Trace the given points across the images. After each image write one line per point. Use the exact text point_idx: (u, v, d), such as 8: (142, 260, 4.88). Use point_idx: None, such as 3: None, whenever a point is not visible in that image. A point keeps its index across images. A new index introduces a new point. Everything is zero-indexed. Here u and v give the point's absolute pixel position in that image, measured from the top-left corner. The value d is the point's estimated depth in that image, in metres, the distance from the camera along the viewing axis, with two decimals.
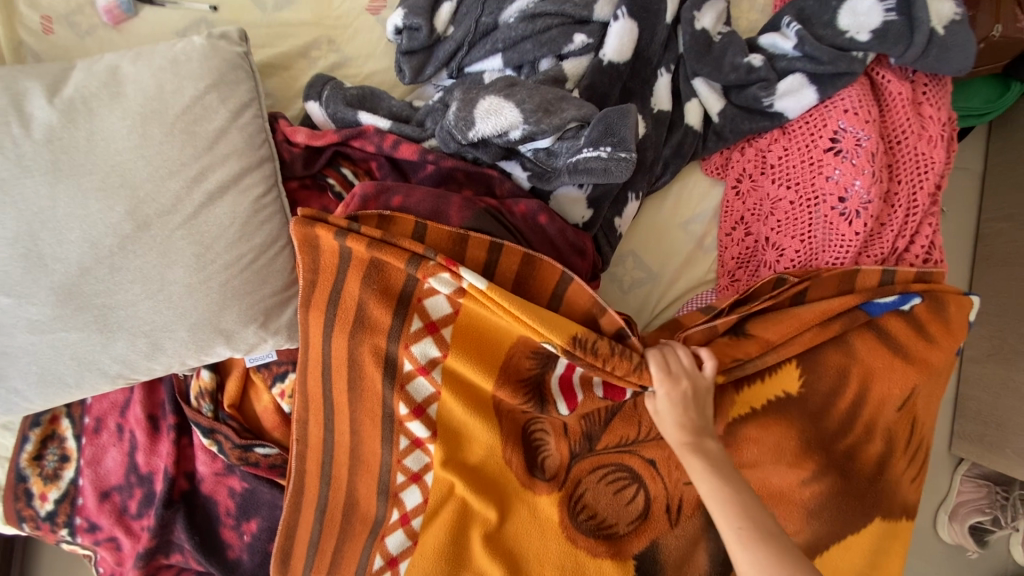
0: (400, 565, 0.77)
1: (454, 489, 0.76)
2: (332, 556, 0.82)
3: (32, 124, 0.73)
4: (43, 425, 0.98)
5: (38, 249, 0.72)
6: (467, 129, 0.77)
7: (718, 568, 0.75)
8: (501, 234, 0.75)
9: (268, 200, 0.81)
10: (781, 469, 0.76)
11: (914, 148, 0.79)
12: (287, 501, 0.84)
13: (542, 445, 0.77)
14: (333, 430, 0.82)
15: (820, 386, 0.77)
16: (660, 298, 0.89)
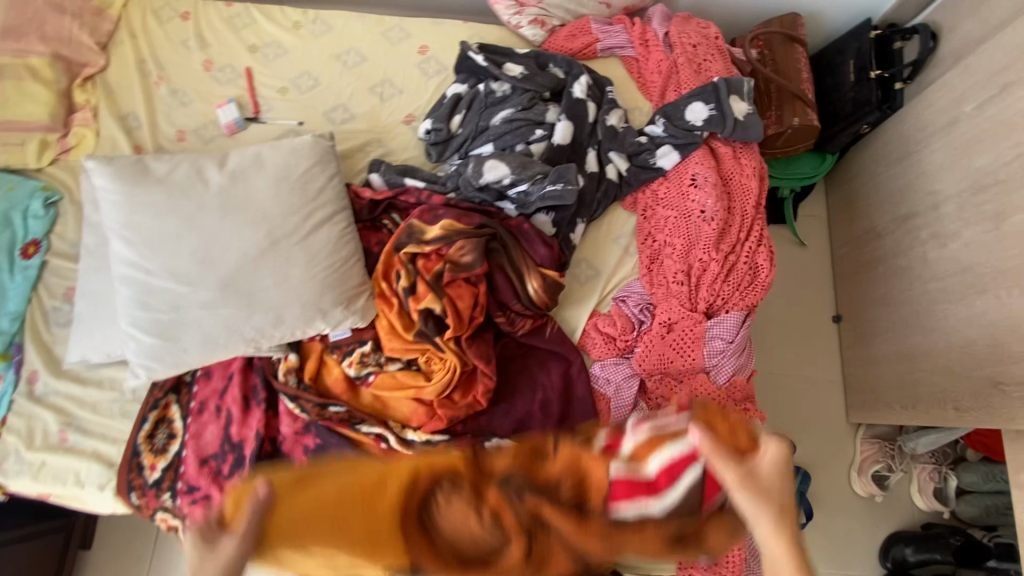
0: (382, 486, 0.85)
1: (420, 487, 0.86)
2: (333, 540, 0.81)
3: (209, 184, 1.19)
4: (159, 409, 1.31)
5: (211, 256, 1.14)
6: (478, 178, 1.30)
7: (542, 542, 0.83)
8: (501, 232, 1.27)
9: (349, 231, 1.25)
10: (629, 539, 0.81)
11: (740, 181, 1.34)
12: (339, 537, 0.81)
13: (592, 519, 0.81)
14: (382, 521, 0.81)
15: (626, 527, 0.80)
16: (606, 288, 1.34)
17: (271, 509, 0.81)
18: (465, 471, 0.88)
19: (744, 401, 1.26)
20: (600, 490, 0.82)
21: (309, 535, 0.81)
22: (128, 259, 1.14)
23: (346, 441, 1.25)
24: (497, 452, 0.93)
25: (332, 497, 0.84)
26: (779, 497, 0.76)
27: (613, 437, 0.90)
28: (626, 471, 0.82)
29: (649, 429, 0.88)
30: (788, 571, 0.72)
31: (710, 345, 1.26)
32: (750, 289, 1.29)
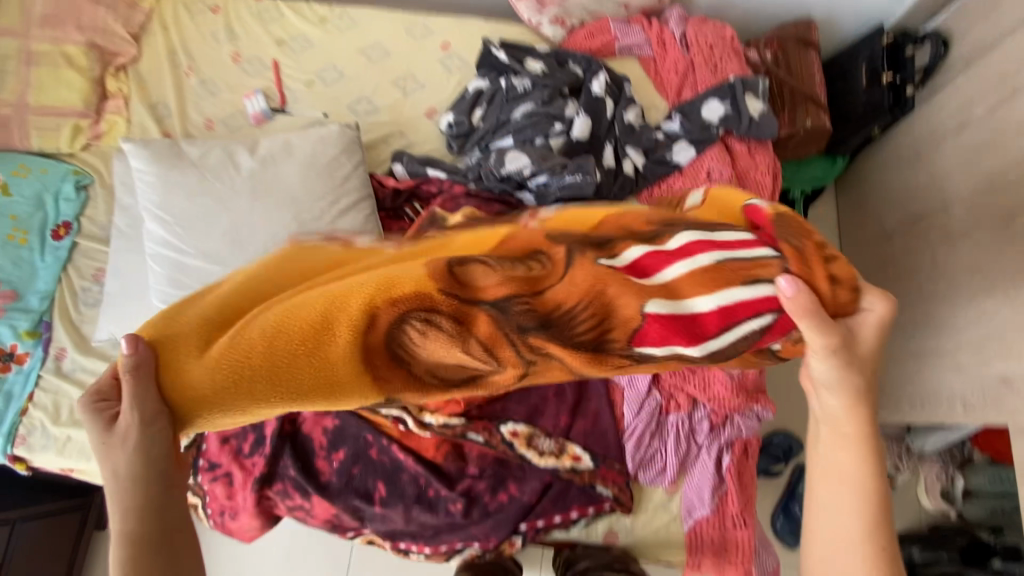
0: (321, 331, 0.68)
1: (371, 317, 0.69)
2: (251, 389, 0.68)
3: (241, 169, 1.22)
4: None
5: (240, 236, 1.17)
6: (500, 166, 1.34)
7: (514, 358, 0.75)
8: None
9: (372, 217, 1.28)
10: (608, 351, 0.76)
11: (754, 178, 1.38)
12: (264, 386, 0.68)
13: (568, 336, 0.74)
14: (321, 340, 0.69)
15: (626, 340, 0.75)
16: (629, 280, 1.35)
17: (186, 364, 0.68)
18: (440, 295, 0.70)
19: (756, 393, 1.24)
20: (639, 324, 0.73)
21: (221, 360, 0.67)
22: (161, 237, 1.18)
23: (365, 423, 1.28)
24: (483, 264, 0.73)
25: (259, 344, 0.68)
26: (864, 372, 0.79)
27: (665, 249, 0.75)
28: (672, 309, 0.73)
29: (736, 253, 0.73)
30: (855, 436, 0.81)
31: None
32: None
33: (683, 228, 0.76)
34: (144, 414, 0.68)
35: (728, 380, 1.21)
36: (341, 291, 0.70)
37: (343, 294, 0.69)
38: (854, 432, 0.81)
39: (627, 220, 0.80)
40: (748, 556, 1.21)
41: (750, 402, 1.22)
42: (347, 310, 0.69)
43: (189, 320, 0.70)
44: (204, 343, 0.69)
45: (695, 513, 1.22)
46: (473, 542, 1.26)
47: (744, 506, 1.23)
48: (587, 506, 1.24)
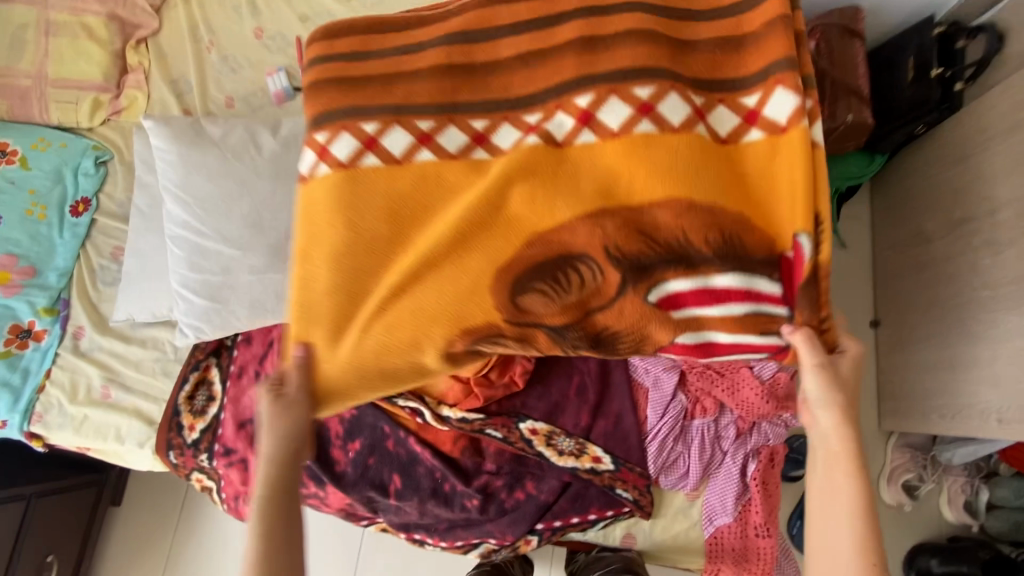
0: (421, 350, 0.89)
1: (455, 336, 0.88)
2: (370, 381, 0.90)
3: (263, 150, 1.18)
4: (200, 371, 1.33)
5: (262, 221, 1.14)
6: None
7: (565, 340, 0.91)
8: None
9: None
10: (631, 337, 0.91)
11: None
12: (379, 384, 0.91)
13: (601, 335, 0.91)
14: (420, 340, 0.88)
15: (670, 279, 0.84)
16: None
17: (324, 362, 0.89)
18: (508, 326, 0.88)
19: (788, 401, 1.17)
20: (665, 344, 0.91)
21: (348, 359, 0.88)
22: (182, 220, 1.15)
23: (382, 413, 1.26)
24: (542, 290, 0.86)
25: (372, 359, 0.88)
26: (850, 394, 0.87)
27: (713, 289, 0.84)
28: (695, 342, 0.90)
29: (760, 304, 0.84)
30: (837, 447, 0.85)
31: None
32: None
33: (735, 270, 0.82)
34: (292, 411, 0.88)
35: (759, 385, 1.15)
36: (427, 319, 0.87)
37: (433, 323, 0.87)
38: (842, 450, 0.85)
39: (677, 213, 0.80)
40: (770, 565, 1.17)
41: (781, 410, 1.16)
42: (431, 336, 0.88)
43: (305, 327, 0.88)
44: (332, 340, 0.88)
45: (717, 519, 1.19)
46: (489, 537, 1.24)
47: (769, 514, 1.18)
48: (605, 508, 1.21)
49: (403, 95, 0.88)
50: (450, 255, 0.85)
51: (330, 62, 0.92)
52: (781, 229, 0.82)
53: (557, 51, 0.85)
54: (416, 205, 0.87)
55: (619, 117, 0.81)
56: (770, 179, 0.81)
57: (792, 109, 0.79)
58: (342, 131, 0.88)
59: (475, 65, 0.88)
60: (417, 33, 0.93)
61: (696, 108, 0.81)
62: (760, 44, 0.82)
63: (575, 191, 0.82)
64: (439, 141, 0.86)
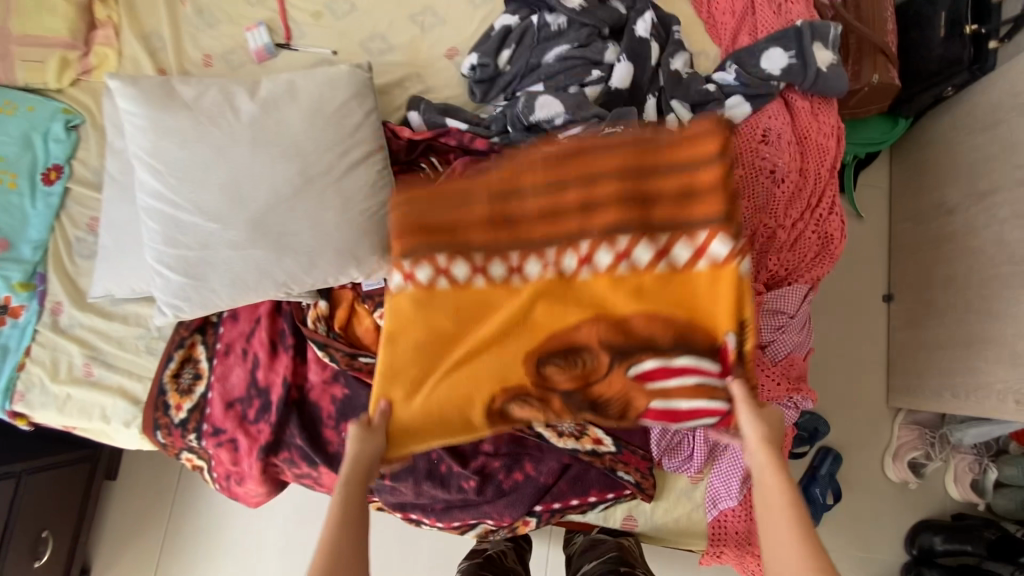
0: (478, 400, 0.91)
1: (498, 392, 0.92)
2: (425, 429, 0.89)
3: (241, 113, 1.10)
4: (185, 348, 1.27)
5: (240, 191, 1.06)
6: (529, 113, 1.21)
7: (578, 407, 0.94)
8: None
9: (386, 173, 1.16)
10: (620, 402, 0.94)
11: (815, 141, 1.21)
12: (438, 430, 0.90)
13: (604, 403, 0.94)
14: (473, 393, 0.91)
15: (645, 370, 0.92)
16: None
17: (396, 417, 0.89)
18: (533, 389, 0.93)
19: (798, 382, 1.14)
20: (642, 411, 0.95)
21: (412, 404, 0.89)
22: (154, 189, 1.07)
23: None
24: (558, 364, 0.93)
25: (435, 409, 0.90)
26: (772, 422, 0.87)
27: (670, 366, 0.91)
28: (665, 408, 0.93)
29: (700, 376, 0.91)
30: (762, 457, 0.82)
31: (769, 318, 1.13)
32: (816, 261, 1.18)
33: (684, 354, 0.91)
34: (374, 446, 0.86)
35: (771, 366, 1.12)
36: (483, 376, 0.91)
37: (480, 386, 0.91)
38: (762, 453, 0.83)
39: (646, 319, 0.91)
40: None
41: (792, 391, 1.13)
42: (481, 396, 0.91)
43: (386, 384, 0.89)
44: (408, 390, 0.89)
45: (720, 503, 1.15)
46: (487, 519, 1.19)
47: None
48: (606, 490, 1.16)
49: (457, 234, 0.92)
50: (495, 341, 0.92)
51: (395, 199, 0.93)
52: (716, 329, 0.90)
53: (566, 193, 0.92)
54: (477, 305, 0.91)
55: (608, 259, 0.91)
56: (712, 302, 0.89)
57: (729, 250, 0.87)
58: (422, 258, 0.90)
59: (513, 211, 0.92)
60: (471, 180, 0.94)
61: (661, 246, 0.90)
62: (708, 198, 0.88)
63: (580, 305, 0.92)
64: (489, 271, 0.92)
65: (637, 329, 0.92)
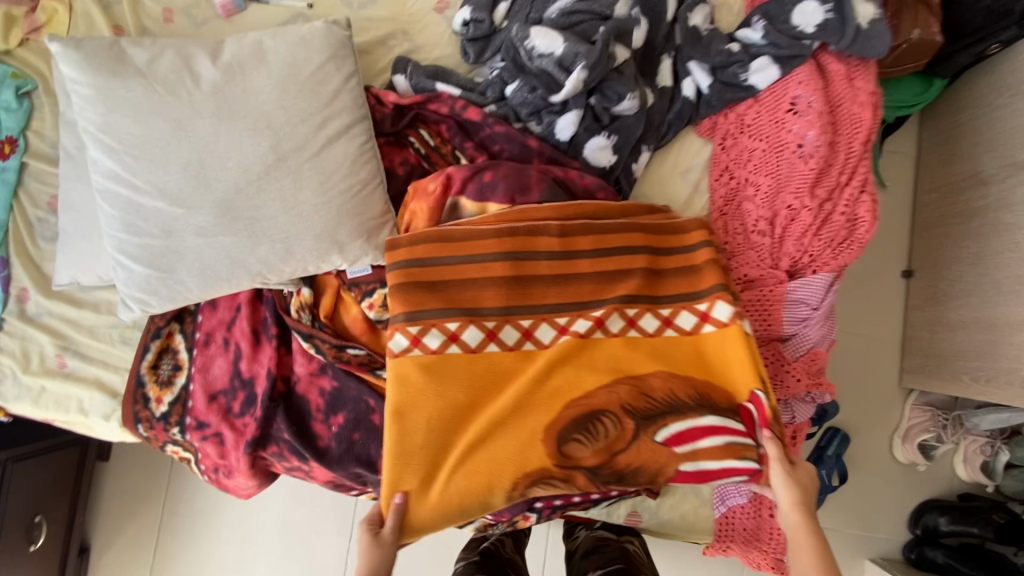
0: (495, 482, 0.92)
1: (521, 471, 0.93)
2: (445, 507, 0.92)
3: (201, 80, 0.97)
4: (162, 338, 1.20)
5: (204, 171, 0.96)
6: (525, 42, 1.07)
7: (605, 480, 0.95)
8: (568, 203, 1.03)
9: (369, 147, 1.04)
10: (651, 466, 0.94)
11: (850, 110, 1.08)
12: (456, 510, 0.92)
13: (627, 473, 0.95)
14: (492, 471, 0.92)
15: (673, 429, 0.94)
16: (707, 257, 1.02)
17: (414, 509, 0.91)
18: (557, 468, 0.93)
19: (818, 376, 1.07)
20: (672, 474, 0.95)
21: (427, 485, 0.92)
22: (108, 170, 0.97)
23: (366, 386, 1.15)
24: (579, 439, 0.94)
25: (456, 495, 0.92)
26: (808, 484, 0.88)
27: (700, 426, 0.94)
28: (692, 468, 0.94)
29: (730, 437, 0.93)
30: (795, 518, 0.84)
31: (790, 308, 1.05)
32: (845, 246, 1.05)
33: (708, 413, 0.94)
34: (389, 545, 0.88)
35: (791, 360, 1.06)
36: (502, 458, 0.92)
37: (500, 469, 0.92)
38: (794, 510, 0.84)
39: (664, 378, 0.96)
40: (782, 546, 1.10)
41: (811, 386, 1.07)
42: (502, 480, 0.92)
43: (400, 476, 0.91)
44: (424, 483, 0.92)
45: (729, 501, 1.12)
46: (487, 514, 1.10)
47: None
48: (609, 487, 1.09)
49: (469, 299, 0.97)
50: (511, 418, 0.93)
51: (400, 264, 0.97)
52: (737, 390, 0.96)
53: (576, 251, 0.99)
54: (494, 380, 0.95)
55: (618, 325, 0.98)
56: (727, 366, 0.96)
57: (733, 313, 0.95)
58: (431, 325, 0.95)
59: (524, 277, 0.98)
60: (478, 238, 0.97)
61: (665, 317, 0.99)
62: (709, 270, 0.98)
63: (600, 375, 0.95)
64: (501, 336, 0.96)
65: (654, 395, 0.95)
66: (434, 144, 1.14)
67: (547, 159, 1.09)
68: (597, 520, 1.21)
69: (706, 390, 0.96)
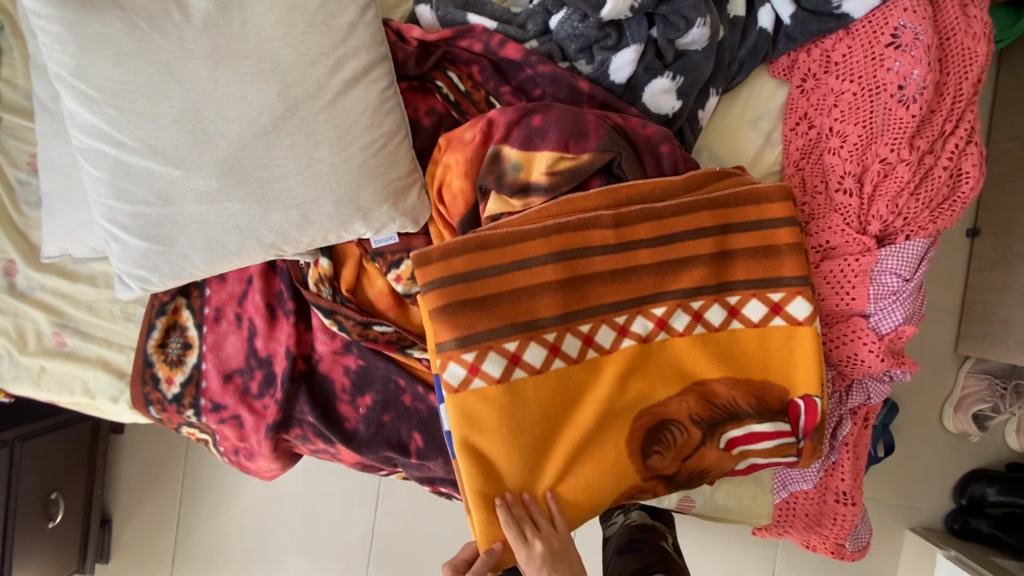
0: (591, 495, 0.89)
1: (616, 478, 0.89)
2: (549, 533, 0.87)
3: (190, 12, 0.81)
4: (168, 315, 1.09)
5: (203, 125, 0.81)
6: None
7: (686, 481, 0.94)
8: (628, 153, 0.87)
9: (392, 93, 0.88)
10: (713, 468, 0.94)
11: (961, 43, 0.90)
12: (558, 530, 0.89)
13: (701, 475, 0.94)
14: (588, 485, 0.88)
15: (729, 434, 0.92)
16: (783, 228, 0.88)
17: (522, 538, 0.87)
18: (646, 477, 0.91)
19: (899, 355, 0.95)
20: (727, 471, 0.96)
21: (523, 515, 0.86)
22: (89, 125, 0.83)
23: (395, 364, 1.05)
24: (657, 446, 0.90)
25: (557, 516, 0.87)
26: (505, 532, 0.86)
27: (754, 433, 0.91)
28: (743, 467, 0.95)
29: (781, 439, 0.91)
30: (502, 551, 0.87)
31: (876, 283, 0.92)
32: (944, 207, 0.92)
33: (764, 421, 0.91)
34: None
35: (875, 338, 0.92)
36: (594, 470, 0.88)
37: (602, 488, 0.89)
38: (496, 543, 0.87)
39: (728, 385, 0.90)
40: (846, 531, 1.01)
41: (893, 366, 0.95)
42: (600, 490, 0.89)
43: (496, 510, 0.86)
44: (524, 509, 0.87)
45: (791, 486, 1.04)
46: None
47: (855, 480, 1.00)
48: None
49: (524, 311, 0.85)
50: (593, 442, 0.88)
51: (437, 283, 0.84)
52: (793, 387, 0.90)
53: (637, 242, 0.87)
54: (565, 387, 0.87)
55: (683, 322, 0.88)
56: (791, 363, 0.89)
57: (811, 311, 0.87)
58: (489, 348, 0.84)
59: (577, 278, 0.86)
60: (524, 241, 0.85)
61: (732, 306, 0.88)
62: (789, 255, 0.88)
63: (666, 377, 0.89)
64: (564, 348, 0.86)
65: (718, 399, 0.90)
66: (465, 88, 0.98)
67: (599, 105, 0.94)
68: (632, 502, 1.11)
69: (772, 391, 0.90)
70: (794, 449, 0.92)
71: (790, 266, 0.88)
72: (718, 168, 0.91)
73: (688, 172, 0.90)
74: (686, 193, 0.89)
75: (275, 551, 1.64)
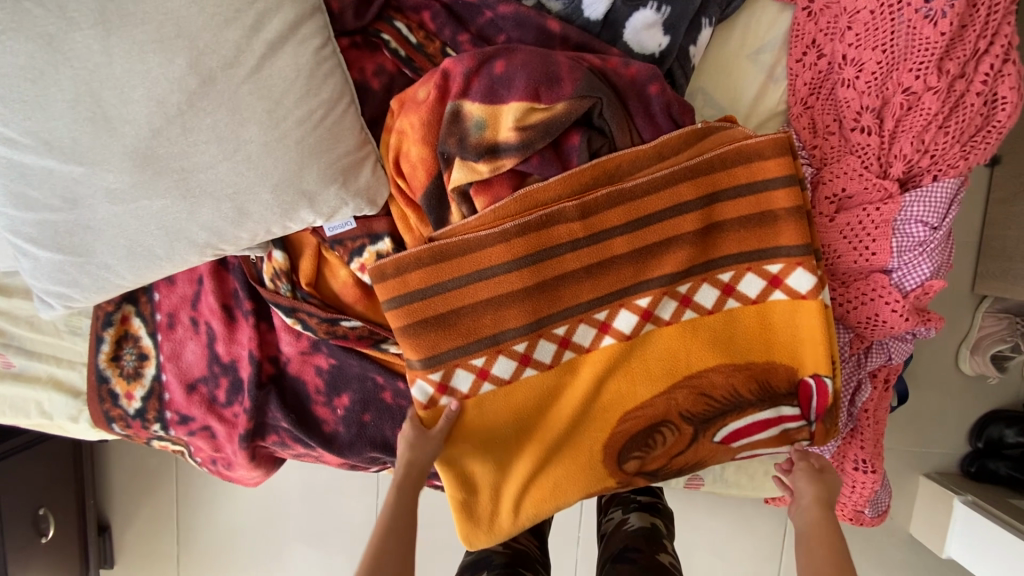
0: (573, 493, 0.83)
1: (598, 476, 0.83)
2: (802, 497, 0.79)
3: None
4: (116, 325, 0.99)
5: (103, 111, 0.69)
6: None
7: (681, 473, 0.86)
8: (610, 97, 0.74)
9: (328, 53, 0.75)
10: (710, 459, 0.86)
11: None
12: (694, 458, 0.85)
13: (697, 467, 0.86)
14: (568, 484, 0.83)
15: (730, 427, 0.83)
16: (777, 190, 0.77)
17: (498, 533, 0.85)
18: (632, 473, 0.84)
19: (926, 311, 0.86)
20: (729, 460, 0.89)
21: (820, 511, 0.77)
22: None
23: (370, 361, 0.95)
24: (646, 443, 0.82)
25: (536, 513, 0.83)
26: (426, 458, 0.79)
27: (759, 421, 0.83)
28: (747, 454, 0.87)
29: (785, 424, 0.83)
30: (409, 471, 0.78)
31: (902, 233, 0.82)
32: (976, 140, 0.79)
33: (768, 408, 0.82)
34: (427, 450, 0.79)
35: (899, 296, 0.83)
36: (574, 471, 0.83)
37: (566, 492, 0.83)
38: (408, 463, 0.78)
39: (726, 373, 0.80)
40: (864, 500, 0.96)
41: (919, 324, 0.85)
42: (578, 491, 0.83)
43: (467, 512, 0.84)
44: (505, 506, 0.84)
45: None
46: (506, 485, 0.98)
47: (875, 447, 0.93)
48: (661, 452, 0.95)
49: (489, 326, 0.78)
50: (565, 441, 0.82)
51: (395, 303, 0.78)
52: (800, 365, 0.81)
53: (609, 231, 0.77)
54: (542, 390, 0.80)
55: (670, 310, 0.80)
56: (796, 341, 0.80)
57: (814, 282, 0.77)
58: (455, 364, 0.79)
59: (547, 281, 0.78)
60: (481, 248, 0.77)
61: (725, 284, 0.80)
62: (785, 221, 0.77)
63: (654, 374, 0.81)
64: (536, 356, 0.79)
65: (714, 393, 0.81)
66: (417, 40, 0.83)
67: (574, 48, 0.81)
68: (635, 500, 1.02)
69: (778, 374, 0.81)
70: (805, 434, 0.84)
71: (789, 235, 0.78)
72: (701, 125, 0.78)
73: (664, 137, 0.77)
74: (661, 162, 0.78)
75: (280, 544, 1.62)
